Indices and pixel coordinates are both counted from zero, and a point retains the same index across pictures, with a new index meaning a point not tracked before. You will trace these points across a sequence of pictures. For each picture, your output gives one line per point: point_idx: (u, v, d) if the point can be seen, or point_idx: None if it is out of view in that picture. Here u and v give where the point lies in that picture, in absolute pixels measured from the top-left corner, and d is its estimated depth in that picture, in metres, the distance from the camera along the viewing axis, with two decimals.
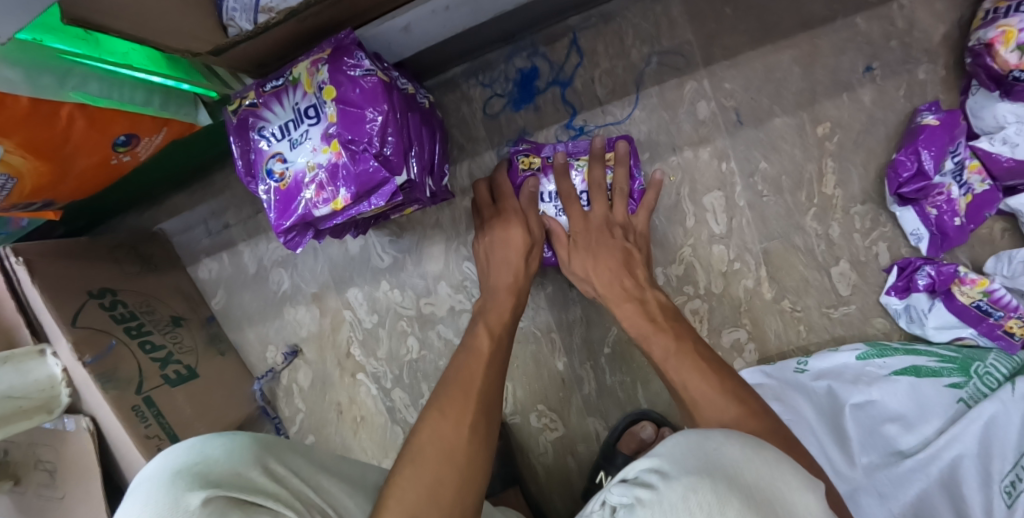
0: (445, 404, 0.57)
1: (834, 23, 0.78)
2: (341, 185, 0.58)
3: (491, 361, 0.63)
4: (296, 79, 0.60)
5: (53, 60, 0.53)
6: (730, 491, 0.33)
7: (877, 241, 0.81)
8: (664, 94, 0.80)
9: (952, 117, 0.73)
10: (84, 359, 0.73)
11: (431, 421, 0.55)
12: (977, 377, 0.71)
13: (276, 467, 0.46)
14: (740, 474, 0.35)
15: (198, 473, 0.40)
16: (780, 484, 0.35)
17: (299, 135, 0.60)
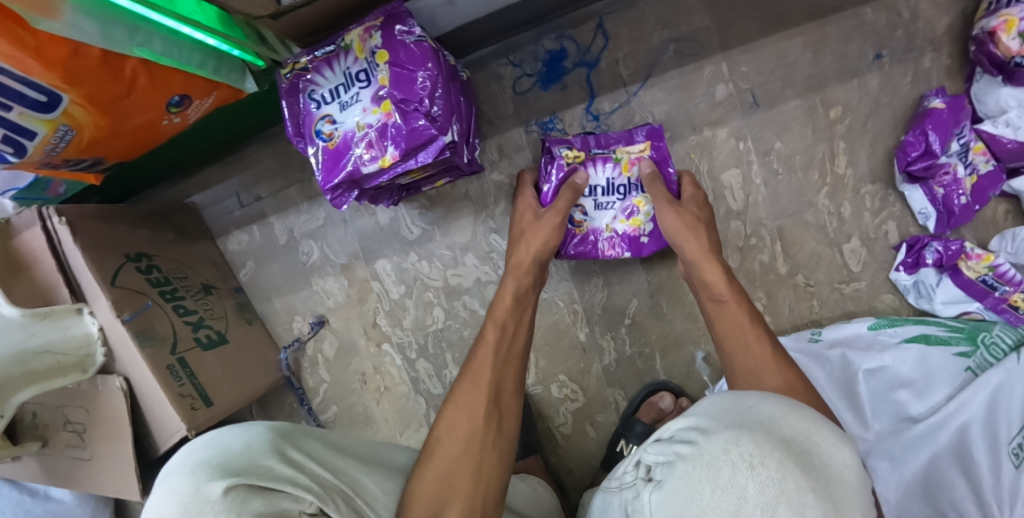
0: (458, 397, 0.61)
1: (844, 12, 0.81)
2: (390, 143, 0.61)
3: (498, 349, 0.65)
4: (348, 45, 0.64)
5: (123, 15, 0.56)
6: (769, 443, 0.42)
7: (887, 220, 0.84)
8: (683, 76, 0.84)
9: (957, 101, 0.78)
10: (122, 316, 0.76)
11: (449, 414, 0.60)
12: (983, 347, 0.75)
13: (293, 454, 0.51)
14: (777, 429, 0.44)
15: (218, 465, 0.45)
16: (813, 435, 0.44)
17: (350, 97, 0.64)
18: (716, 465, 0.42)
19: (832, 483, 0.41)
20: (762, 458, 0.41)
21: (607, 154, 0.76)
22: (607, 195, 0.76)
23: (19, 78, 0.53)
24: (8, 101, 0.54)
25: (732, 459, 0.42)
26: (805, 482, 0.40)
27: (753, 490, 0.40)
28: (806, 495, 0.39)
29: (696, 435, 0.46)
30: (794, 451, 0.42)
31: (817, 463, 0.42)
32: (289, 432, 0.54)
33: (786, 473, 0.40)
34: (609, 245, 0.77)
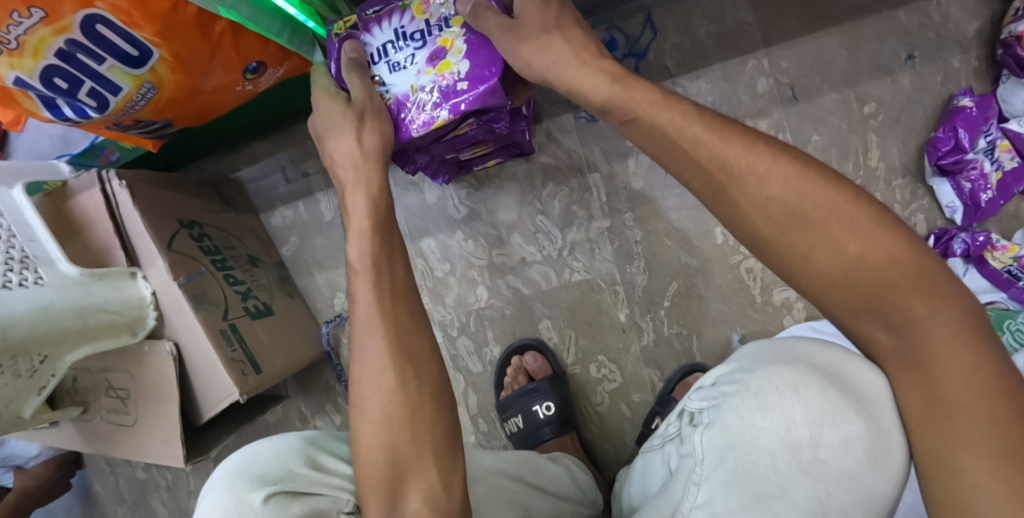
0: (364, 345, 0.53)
1: (879, 14, 0.87)
2: (442, 107, 0.63)
3: (383, 320, 0.53)
4: (406, 5, 0.65)
5: None
6: (808, 370, 0.45)
7: (916, 212, 0.88)
8: (726, 68, 0.88)
9: (986, 102, 0.83)
10: (179, 280, 0.77)
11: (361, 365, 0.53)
12: (1009, 332, 0.78)
13: (324, 459, 0.56)
14: (815, 361, 0.46)
15: (256, 473, 0.52)
16: (848, 365, 0.46)
17: (402, 58, 0.65)
18: (762, 394, 0.46)
19: (872, 404, 0.44)
20: (804, 382, 0.45)
21: (394, 7, 0.66)
22: (401, 49, 0.65)
23: (121, 30, 0.57)
24: (102, 53, 0.58)
25: (777, 386, 0.46)
26: (845, 400, 0.43)
27: (799, 411, 0.44)
28: (847, 411, 0.43)
29: (740, 375, 0.50)
30: (832, 376, 0.45)
31: (859, 384, 0.44)
32: (314, 435, 0.60)
33: (827, 393, 0.43)
34: (418, 109, 0.64)
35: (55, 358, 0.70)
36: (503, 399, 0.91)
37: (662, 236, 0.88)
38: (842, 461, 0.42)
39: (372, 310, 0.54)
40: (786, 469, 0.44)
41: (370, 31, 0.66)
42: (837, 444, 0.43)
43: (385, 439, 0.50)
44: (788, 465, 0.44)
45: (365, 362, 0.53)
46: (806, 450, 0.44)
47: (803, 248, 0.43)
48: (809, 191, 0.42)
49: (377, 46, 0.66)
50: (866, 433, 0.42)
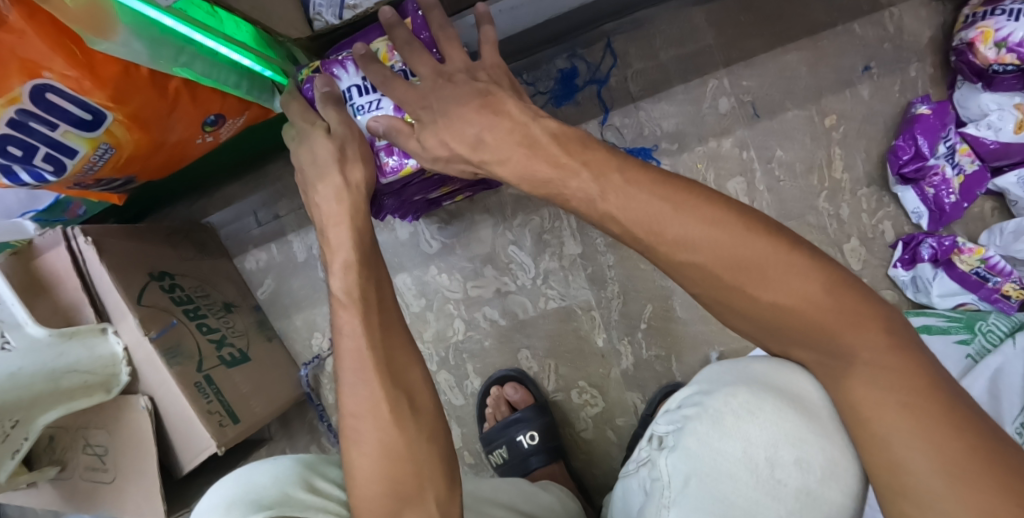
0: (358, 372, 0.53)
1: (835, 29, 0.88)
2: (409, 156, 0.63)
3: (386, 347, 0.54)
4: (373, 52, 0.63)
5: (173, 36, 0.60)
6: (764, 392, 0.47)
7: (883, 220, 0.89)
8: (689, 90, 0.87)
9: (943, 109, 0.85)
10: (150, 335, 0.76)
11: (356, 398, 0.52)
12: (981, 334, 0.80)
13: (319, 484, 0.57)
14: (771, 381, 0.47)
15: (254, 499, 0.50)
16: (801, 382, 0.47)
17: (368, 104, 0.64)
18: (719, 417, 0.48)
19: (821, 418, 0.45)
20: (761, 404, 0.46)
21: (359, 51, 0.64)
22: (368, 95, 0.64)
23: (72, 98, 0.57)
24: (55, 120, 0.57)
25: (733, 409, 0.47)
26: (799, 419, 0.45)
27: (755, 432, 0.46)
28: (801, 431, 0.44)
29: (700, 397, 0.51)
30: (787, 397, 0.46)
31: (812, 402, 0.46)
32: (307, 465, 0.60)
33: (784, 415, 0.45)
34: (386, 156, 0.64)
35: (27, 422, 0.69)
36: (487, 431, 0.90)
37: (635, 259, 0.88)
38: (800, 479, 0.44)
39: (364, 339, 0.54)
40: (747, 491, 0.45)
41: (333, 74, 0.64)
42: (794, 463, 0.44)
43: (382, 466, 0.50)
44: (749, 487, 0.45)
45: (359, 393, 0.52)
46: (763, 471, 0.45)
47: (734, 289, 0.45)
48: (733, 239, 0.44)
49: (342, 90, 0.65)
50: (821, 450, 0.44)
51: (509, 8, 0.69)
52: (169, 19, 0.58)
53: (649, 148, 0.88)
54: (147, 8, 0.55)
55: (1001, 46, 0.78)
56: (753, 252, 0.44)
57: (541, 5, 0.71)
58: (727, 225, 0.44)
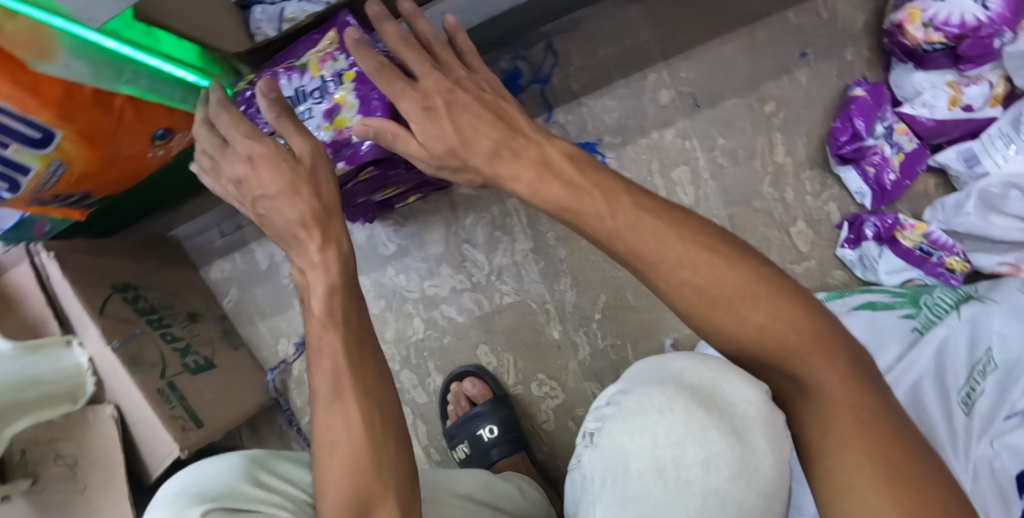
0: (322, 381, 0.47)
1: (769, 18, 0.90)
2: (340, 159, 0.63)
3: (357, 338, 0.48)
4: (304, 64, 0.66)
5: (115, 58, 0.63)
6: (676, 392, 0.46)
7: (828, 201, 0.91)
8: (630, 84, 0.90)
9: (878, 90, 0.86)
10: (112, 343, 0.79)
11: (325, 410, 0.46)
12: (926, 308, 0.84)
13: (266, 477, 0.57)
14: (687, 381, 0.46)
15: (198, 493, 0.52)
16: (720, 379, 0.45)
17: (300, 112, 0.66)
18: (630, 415, 0.48)
19: (738, 419, 0.42)
20: (670, 404, 0.45)
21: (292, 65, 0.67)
22: (300, 105, 0.66)
23: (18, 117, 0.59)
24: (5, 139, 0.60)
25: (643, 409, 0.47)
26: (706, 418, 0.43)
27: (662, 433, 0.45)
28: (707, 431, 0.43)
29: (619, 396, 0.51)
30: (698, 396, 0.45)
31: (728, 404, 0.43)
32: (257, 458, 0.60)
33: (690, 414, 0.44)
34: None
35: None
36: (449, 427, 0.92)
37: (586, 251, 0.90)
38: (706, 480, 0.43)
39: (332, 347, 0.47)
40: (655, 491, 0.45)
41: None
42: (699, 463, 0.43)
43: (351, 482, 0.44)
44: (656, 489, 0.44)
45: (322, 387, 0.47)
46: (669, 471, 0.44)
47: (718, 307, 0.39)
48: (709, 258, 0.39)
49: None
50: (728, 450, 0.42)
51: (439, 14, 0.72)
52: (110, 41, 0.61)
53: (593, 143, 0.90)
54: (85, 31, 0.58)
55: (928, 26, 0.80)
56: (719, 271, 0.38)
57: (472, 9, 0.74)
58: (691, 242, 0.39)
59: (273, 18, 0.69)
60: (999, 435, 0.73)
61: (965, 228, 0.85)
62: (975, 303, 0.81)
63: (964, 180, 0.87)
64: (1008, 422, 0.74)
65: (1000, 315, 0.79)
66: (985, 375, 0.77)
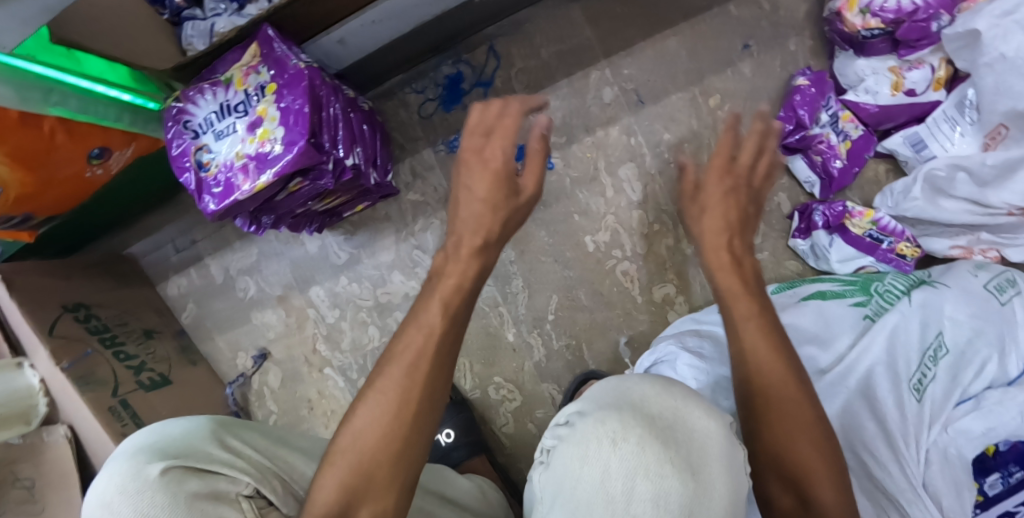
0: (387, 369, 0.44)
1: (710, 11, 0.90)
2: (263, 171, 0.64)
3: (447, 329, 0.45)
4: (229, 79, 0.67)
5: (42, 81, 0.63)
6: (633, 419, 0.38)
7: (777, 192, 0.91)
8: (573, 84, 0.90)
9: (820, 80, 0.86)
10: (61, 364, 0.77)
11: (373, 392, 0.44)
12: (877, 295, 0.83)
13: (234, 441, 0.49)
14: (644, 404, 0.39)
15: (158, 449, 0.42)
16: (679, 408, 0.39)
17: (226, 127, 0.67)
18: (584, 442, 0.39)
19: (697, 453, 0.38)
20: (624, 433, 0.37)
21: (216, 80, 0.68)
22: (225, 119, 0.67)
23: None
24: None
25: (598, 435, 0.38)
26: (661, 453, 0.36)
27: (615, 464, 0.37)
28: (663, 467, 0.36)
29: (574, 417, 0.42)
30: (655, 425, 0.38)
31: (687, 434, 0.38)
32: (224, 423, 0.51)
33: (645, 447, 0.37)
34: (244, 175, 0.65)
35: None
36: None
37: (536, 253, 0.91)
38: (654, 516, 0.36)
39: (415, 346, 0.44)
40: None
41: (194, 102, 0.68)
42: (651, 500, 0.36)
43: (347, 475, 0.42)
44: None
45: (392, 367, 0.44)
46: (620, 507, 0.37)
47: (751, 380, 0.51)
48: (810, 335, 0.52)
49: (202, 117, 0.68)
50: (681, 487, 0.36)
51: (369, 22, 0.73)
52: (34, 66, 0.61)
53: None
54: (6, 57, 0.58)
55: (865, 12, 0.79)
56: (777, 383, 0.49)
57: (402, 15, 0.74)
58: (770, 346, 0.52)
59: (205, 33, 0.69)
60: (953, 421, 0.74)
61: (911, 213, 0.85)
62: (926, 288, 0.81)
63: (912, 165, 0.87)
64: (960, 407, 0.75)
65: (950, 300, 0.80)
66: (937, 360, 0.77)
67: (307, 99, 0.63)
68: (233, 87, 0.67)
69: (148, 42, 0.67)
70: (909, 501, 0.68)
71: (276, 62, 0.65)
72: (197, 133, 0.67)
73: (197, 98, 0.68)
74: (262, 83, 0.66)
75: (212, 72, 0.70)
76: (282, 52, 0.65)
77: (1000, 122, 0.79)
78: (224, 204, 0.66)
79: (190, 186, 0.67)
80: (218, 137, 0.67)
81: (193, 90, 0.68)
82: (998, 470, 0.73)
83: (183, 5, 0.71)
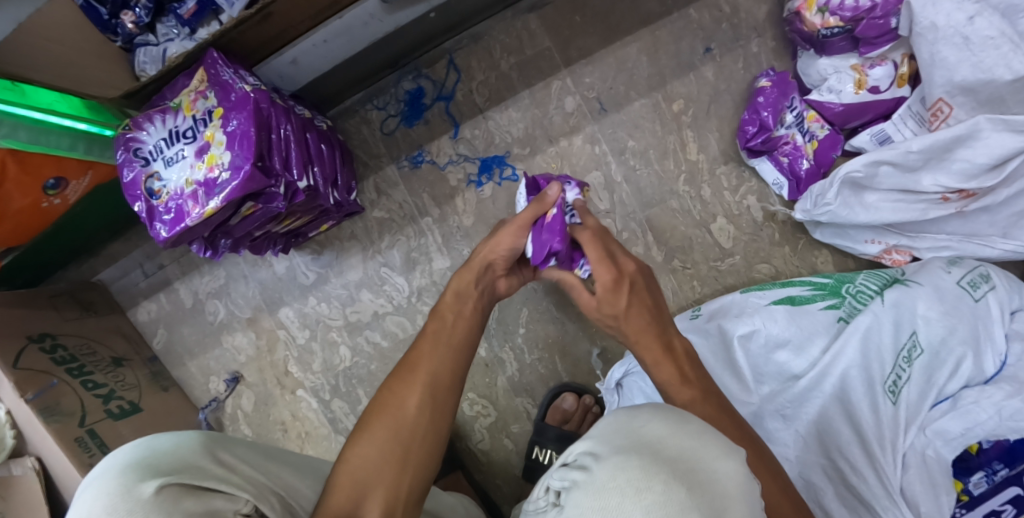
0: (394, 381, 0.59)
1: (670, 16, 0.89)
2: (213, 197, 0.63)
3: (441, 339, 0.62)
4: (178, 105, 0.67)
5: None
6: (656, 466, 0.40)
7: (747, 195, 0.90)
8: (534, 94, 0.89)
9: (781, 81, 0.85)
10: (26, 397, 0.77)
11: (382, 393, 0.58)
12: (849, 297, 0.82)
13: (226, 456, 0.46)
14: (664, 450, 0.41)
15: (151, 465, 0.38)
16: (697, 452, 0.42)
17: (174, 153, 0.66)
18: (605, 493, 0.39)
19: (719, 498, 0.39)
20: (648, 481, 0.38)
21: (165, 107, 0.67)
22: (173, 146, 0.66)
23: None
24: None
25: (620, 485, 0.39)
26: (689, 502, 0.38)
27: (640, 514, 0.37)
28: (691, 514, 0.37)
29: (590, 462, 0.43)
30: (677, 471, 0.39)
31: (710, 477, 0.40)
32: (215, 438, 0.48)
33: (671, 495, 0.38)
34: (194, 201, 0.64)
35: None
36: None
37: None
38: None
39: (421, 356, 0.60)
40: None
41: (143, 130, 0.67)
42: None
43: (363, 466, 0.52)
44: None
45: (400, 375, 0.59)
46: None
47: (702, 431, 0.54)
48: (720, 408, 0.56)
49: (152, 144, 0.67)
50: None
51: (320, 41, 0.73)
52: None
53: (503, 155, 0.89)
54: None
55: (824, 10, 0.79)
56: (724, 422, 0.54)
57: (353, 34, 0.74)
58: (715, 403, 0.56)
59: (157, 58, 0.73)
60: (931, 422, 0.72)
61: (827, 216, 0.83)
62: (899, 287, 0.80)
63: None
64: (937, 408, 0.73)
65: (922, 297, 0.78)
66: (911, 361, 0.75)
67: (253, 122, 0.62)
68: (182, 113, 0.66)
69: (92, 69, 0.68)
70: (884, 508, 0.69)
71: (225, 89, 0.64)
72: (146, 160, 0.66)
73: (146, 125, 0.67)
74: (209, 108, 0.65)
75: (162, 98, 0.69)
76: (230, 77, 0.64)
77: (939, 97, 0.78)
78: (175, 231, 0.65)
79: (141, 215, 0.67)
80: (167, 164, 0.66)
81: (142, 117, 0.68)
82: (981, 469, 0.72)
83: (135, 31, 0.72)
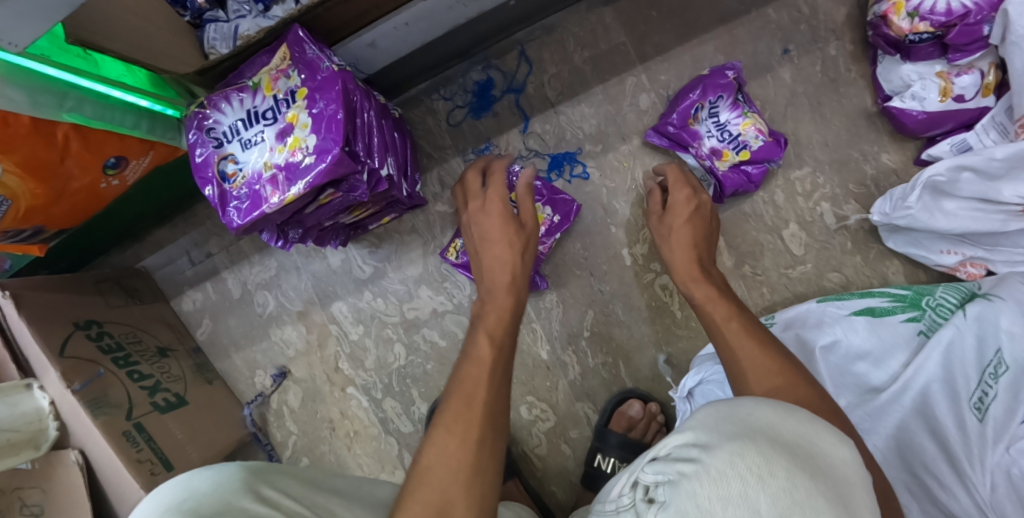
0: (448, 418, 0.44)
1: (748, 15, 0.87)
2: (294, 181, 0.60)
3: (498, 370, 0.48)
4: (257, 84, 0.64)
5: (56, 85, 0.59)
6: (774, 450, 0.34)
7: (820, 202, 0.88)
8: (607, 90, 0.87)
9: (706, 86, 0.81)
10: (72, 386, 0.72)
11: (435, 440, 0.42)
12: (930, 309, 0.78)
13: (269, 492, 0.45)
14: (777, 435, 0.36)
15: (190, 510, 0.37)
16: (809, 438, 0.36)
17: (252, 135, 0.63)
18: (722, 480, 0.33)
19: (841, 485, 0.34)
20: (771, 467, 0.33)
21: (243, 86, 0.64)
22: (252, 127, 0.63)
23: None
24: None
25: (740, 473, 0.33)
26: (814, 488, 0.32)
27: (765, 504, 0.31)
28: (818, 503, 0.32)
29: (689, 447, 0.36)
30: (797, 457, 0.34)
31: (827, 464, 0.35)
32: (256, 470, 0.47)
33: (795, 481, 0.32)
34: (273, 187, 0.61)
35: None
36: None
37: (569, 264, 0.88)
38: None
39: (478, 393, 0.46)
40: None
41: (219, 109, 0.64)
42: None
43: None
44: None
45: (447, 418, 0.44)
46: None
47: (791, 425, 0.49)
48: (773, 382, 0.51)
49: (228, 124, 0.64)
50: None
51: (401, 24, 0.70)
52: (50, 69, 0.57)
53: (574, 152, 0.87)
54: (17, 56, 0.53)
55: (914, 15, 0.76)
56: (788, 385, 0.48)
57: (434, 18, 0.71)
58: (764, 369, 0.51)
59: (228, 35, 0.64)
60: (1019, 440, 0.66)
61: (905, 221, 0.81)
62: (981, 300, 0.75)
63: None
64: None
65: (1007, 313, 0.71)
66: (997, 377, 0.69)
67: (340, 104, 0.60)
68: (261, 93, 0.64)
69: (170, 43, 0.62)
70: None
71: (310, 70, 0.62)
72: (223, 142, 0.63)
73: (223, 105, 0.64)
74: (295, 86, 0.62)
75: (240, 76, 0.66)
76: (314, 55, 0.62)
77: None
78: (250, 218, 0.61)
79: (212, 200, 0.63)
80: (244, 148, 0.63)
81: (218, 92, 0.65)
82: None
83: (205, 6, 0.66)
